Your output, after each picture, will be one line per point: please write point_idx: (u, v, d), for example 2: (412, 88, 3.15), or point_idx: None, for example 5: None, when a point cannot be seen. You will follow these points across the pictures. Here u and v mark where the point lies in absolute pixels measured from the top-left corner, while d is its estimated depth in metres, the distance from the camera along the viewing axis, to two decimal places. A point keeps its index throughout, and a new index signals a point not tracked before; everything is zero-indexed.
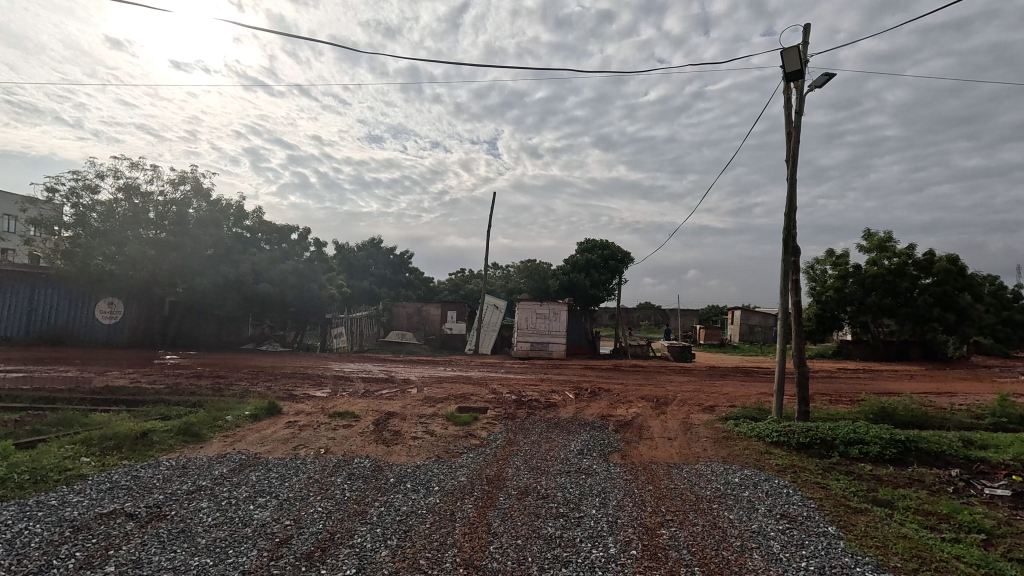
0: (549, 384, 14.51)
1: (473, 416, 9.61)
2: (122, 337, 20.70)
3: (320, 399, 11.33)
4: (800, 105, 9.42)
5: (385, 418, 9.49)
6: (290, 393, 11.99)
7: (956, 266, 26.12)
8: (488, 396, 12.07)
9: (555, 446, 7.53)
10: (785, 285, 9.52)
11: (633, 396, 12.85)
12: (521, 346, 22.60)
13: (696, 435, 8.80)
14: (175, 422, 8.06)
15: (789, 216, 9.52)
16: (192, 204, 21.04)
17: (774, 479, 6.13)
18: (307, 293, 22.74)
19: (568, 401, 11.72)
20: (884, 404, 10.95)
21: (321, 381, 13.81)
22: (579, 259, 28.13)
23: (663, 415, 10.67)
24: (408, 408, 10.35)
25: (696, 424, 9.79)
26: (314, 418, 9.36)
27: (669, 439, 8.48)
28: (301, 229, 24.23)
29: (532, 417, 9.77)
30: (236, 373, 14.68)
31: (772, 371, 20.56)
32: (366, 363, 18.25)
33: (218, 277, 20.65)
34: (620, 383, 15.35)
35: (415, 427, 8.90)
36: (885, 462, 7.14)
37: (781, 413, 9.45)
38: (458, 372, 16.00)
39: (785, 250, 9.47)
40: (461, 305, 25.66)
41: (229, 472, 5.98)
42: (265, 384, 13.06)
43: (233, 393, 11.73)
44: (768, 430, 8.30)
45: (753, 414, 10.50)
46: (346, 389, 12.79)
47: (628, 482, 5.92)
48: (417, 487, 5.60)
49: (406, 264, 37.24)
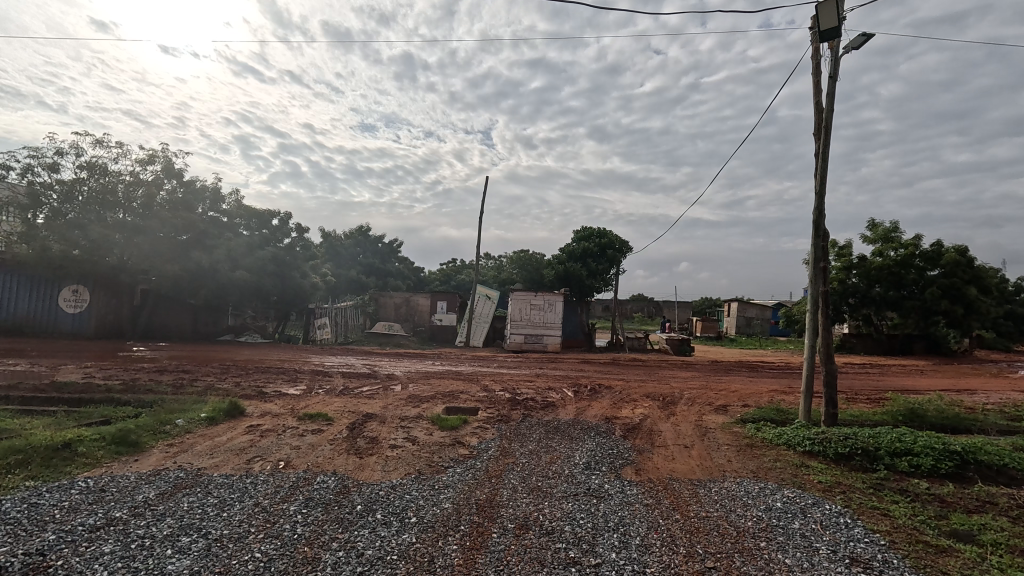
0: (545, 380, 13.44)
1: (462, 419, 8.48)
2: (88, 327, 19.28)
3: (293, 397, 10.18)
4: (835, 68, 8.35)
5: (361, 422, 8.34)
6: (260, 390, 10.81)
7: (964, 258, 25.33)
8: (479, 394, 10.95)
9: (557, 458, 6.45)
10: (814, 273, 8.47)
11: (637, 394, 11.80)
12: (514, 339, 21.54)
13: (715, 442, 7.73)
14: (110, 428, 6.86)
15: (820, 195, 8.48)
16: (163, 185, 19.69)
17: (825, 503, 5.06)
18: (286, 280, 21.46)
19: (567, 401, 10.63)
20: (913, 404, 10.02)
21: (296, 377, 12.62)
22: (575, 248, 27.06)
23: (673, 417, 9.63)
24: (388, 410, 9.21)
25: (711, 428, 8.75)
26: (281, 422, 8.21)
27: (686, 447, 7.43)
28: (282, 213, 22.90)
29: (529, 419, 8.68)
30: (204, 368, 13.43)
31: (776, 365, 19.66)
32: (350, 356, 17.07)
33: (190, 264, 19.25)
34: (622, 379, 14.31)
35: (395, 433, 7.76)
36: (940, 478, 6.16)
37: (808, 416, 8.43)
38: (447, 367, 14.88)
39: (814, 233, 8.43)
40: (452, 295, 24.39)
41: (155, 498, 4.79)
42: (234, 380, 11.87)
43: (195, 390, 10.52)
44: (798, 438, 7.27)
45: (772, 416, 9.50)
46: (322, 386, 11.62)
47: (649, 510, 4.83)
48: (389, 519, 4.46)
49: (394, 254, 36.01)
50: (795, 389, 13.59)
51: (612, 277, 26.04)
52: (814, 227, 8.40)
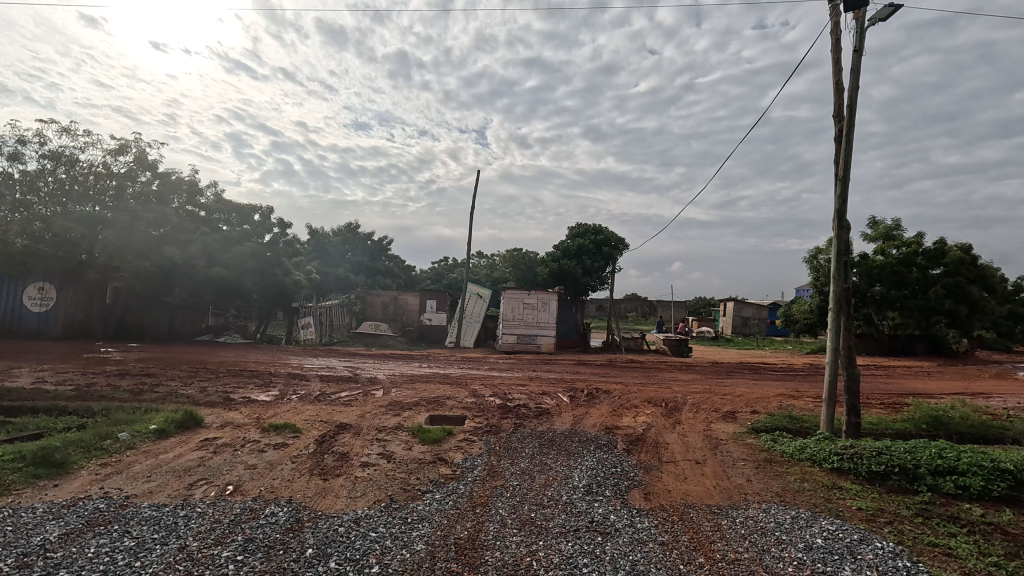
0: (539, 383, 12.59)
1: (446, 430, 7.60)
2: (55, 327, 18.23)
3: (261, 405, 9.26)
4: (859, 41, 7.54)
5: (333, 434, 7.43)
6: (227, 396, 9.89)
7: (967, 256, 24.70)
8: (466, 401, 10.06)
9: (553, 480, 5.56)
10: (837, 268, 7.64)
11: (638, 400, 10.98)
12: (506, 339, 20.69)
13: (728, 456, 6.90)
14: (36, 444, 5.93)
15: (844, 182, 7.70)
16: (137, 177, 18.67)
17: (874, 540, 4.23)
18: (267, 277, 20.45)
19: (562, 408, 9.76)
20: (936, 412, 9.24)
21: (270, 381, 11.68)
22: (570, 245, 26.21)
23: (679, 425, 8.81)
24: (363, 420, 8.29)
25: (722, 439, 7.93)
26: (240, 435, 7.26)
27: (698, 463, 6.58)
28: (264, 208, 21.88)
29: (519, 430, 7.83)
30: (171, 371, 12.45)
31: (779, 367, 18.91)
32: (332, 358, 16.15)
33: (162, 260, 18.12)
34: (619, 382, 13.47)
35: (369, 447, 6.87)
36: (992, 502, 5.37)
37: (829, 426, 7.61)
38: (434, 370, 13.98)
39: (837, 224, 7.64)
40: (442, 293, 23.45)
41: (55, 542, 3.86)
42: (201, 385, 10.90)
43: (153, 397, 9.53)
44: (825, 453, 6.47)
45: (787, 426, 8.69)
46: (297, 391, 10.68)
47: (666, 552, 3.96)
48: (343, 569, 3.56)
49: (384, 251, 35.04)
50: (802, 394, 12.81)
51: (607, 274, 25.26)
52: (837, 218, 7.62)
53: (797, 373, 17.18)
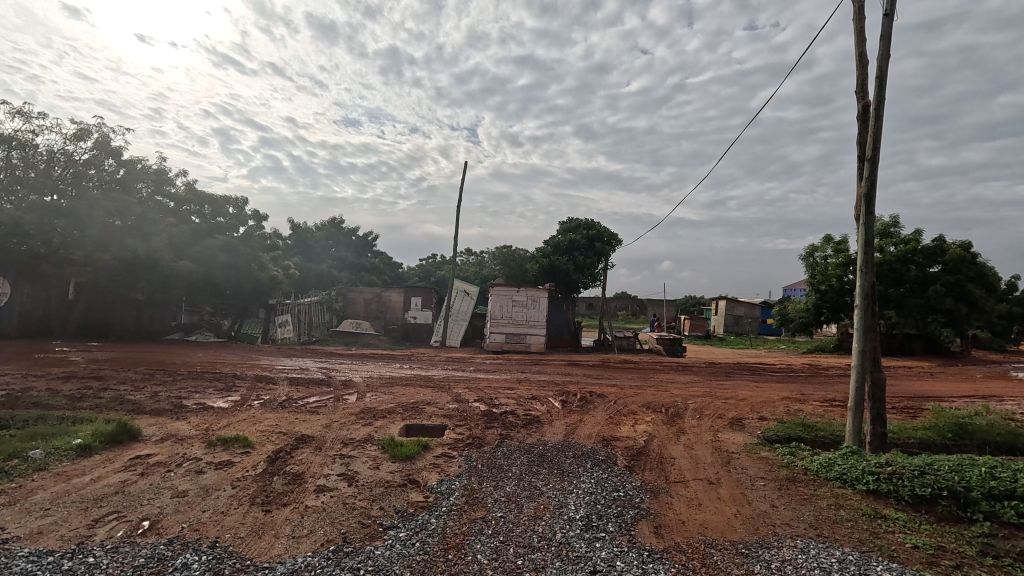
0: (528, 386, 11.69)
1: (420, 443, 6.64)
2: (9, 324, 16.94)
3: (216, 413, 8.21)
4: (890, 4, 6.69)
5: (291, 449, 6.43)
6: (179, 403, 8.80)
7: (967, 253, 24.18)
8: (447, 407, 9.08)
9: (545, 512, 4.61)
10: (865, 260, 6.73)
11: (636, 405, 10.10)
12: (494, 339, 19.73)
13: (744, 475, 6.00)
14: None
15: (874, 161, 6.77)
16: (100, 163, 17.46)
17: None
18: (239, 272, 19.30)
19: (553, 416, 8.80)
20: (961, 419, 8.49)
21: (232, 385, 10.57)
22: (561, 240, 25.28)
23: (684, 435, 7.93)
24: (328, 431, 7.27)
25: (733, 452, 7.05)
26: (178, 452, 6.21)
27: (711, 484, 5.68)
28: (239, 199, 20.69)
29: (506, 443, 6.89)
30: (124, 373, 11.30)
31: (778, 367, 18.15)
32: (307, 358, 15.06)
33: (124, 253, 16.83)
34: (614, 385, 12.57)
35: (329, 465, 5.87)
36: None
37: (854, 439, 6.77)
38: (415, 371, 12.97)
39: (865, 210, 6.76)
40: (427, 290, 22.36)
41: None
42: (153, 389, 9.80)
43: (92, 404, 8.42)
44: (857, 471, 5.62)
45: (802, 437, 7.87)
46: (260, 396, 9.62)
47: None
48: None
49: (369, 247, 33.90)
50: (809, 398, 12.01)
51: (600, 271, 24.40)
52: (865, 204, 6.75)
53: (798, 374, 16.44)
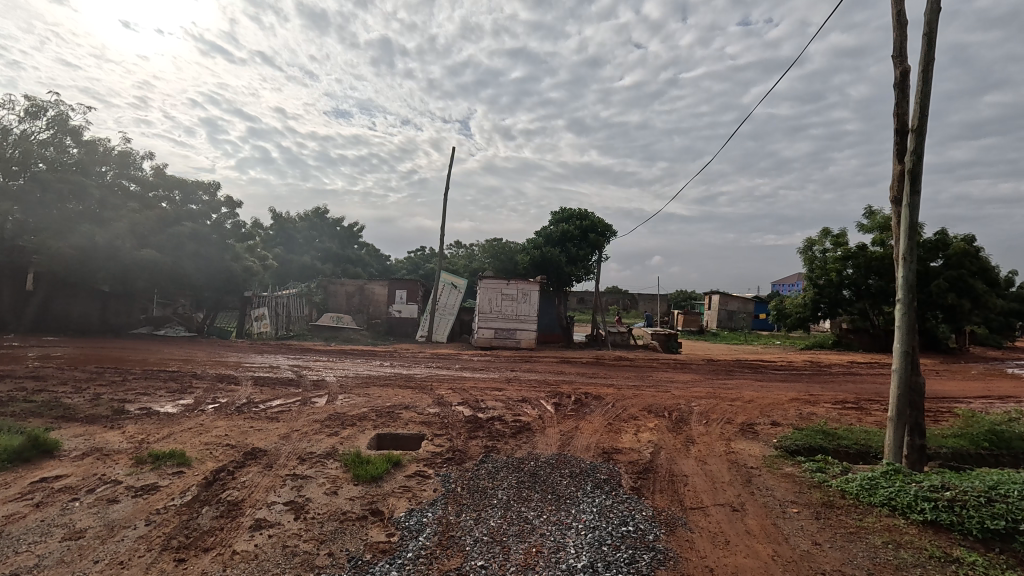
0: (518, 386, 10.74)
1: (389, 458, 5.66)
2: None
3: (159, 420, 7.13)
4: None
5: (233, 468, 5.37)
6: (120, 408, 7.70)
7: (970, 248, 23.58)
8: (427, 412, 8.08)
9: (538, 558, 3.65)
10: (909, 248, 5.78)
11: (635, 409, 9.22)
12: (483, 334, 18.75)
13: (771, 498, 5.08)
14: None
15: (919, 132, 5.81)
16: (56, 144, 16.20)
17: None
18: (211, 262, 18.24)
19: (546, 423, 7.81)
20: (995, 426, 7.68)
21: (189, 386, 9.47)
22: (553, 231, 24.32)
23: (693, 445, 7.03)
24: (285, 444, 6.24)
25: (752, 466, 6.14)
26: (96, 473, 5.12)
27: (735, 512, 4.76)
28: (212, 184, 19.45)
29: (491, 458, 5.92)
30: (68, 373, 10.11)
31: (779, 365, 17.36)
32: (280, 355, 13.96)
33: (80, 240, 15.51)
34: (611, 386, 11.65)
35: (275, 491, 4.83)
36: None
37: (892, 454, 5.87)
38: (395, 370, 11.97)
39: (909, 189, 5.81)
40: (413, 283, 21.33)
41: None
42: (95, 392, 8.68)
43: (16, 410, 7.27)
44: (909, 496, 4.72)
45: (825, 449, 7.02)
46: (217, 399, 8.54)
47: None
48: None
49: (355, 238, 32.69)
50: (819, 399, 11.18)
51: (594, 263, 23.37)
52: (910, 182, 5.79)
53: (802, 373, 15.63)
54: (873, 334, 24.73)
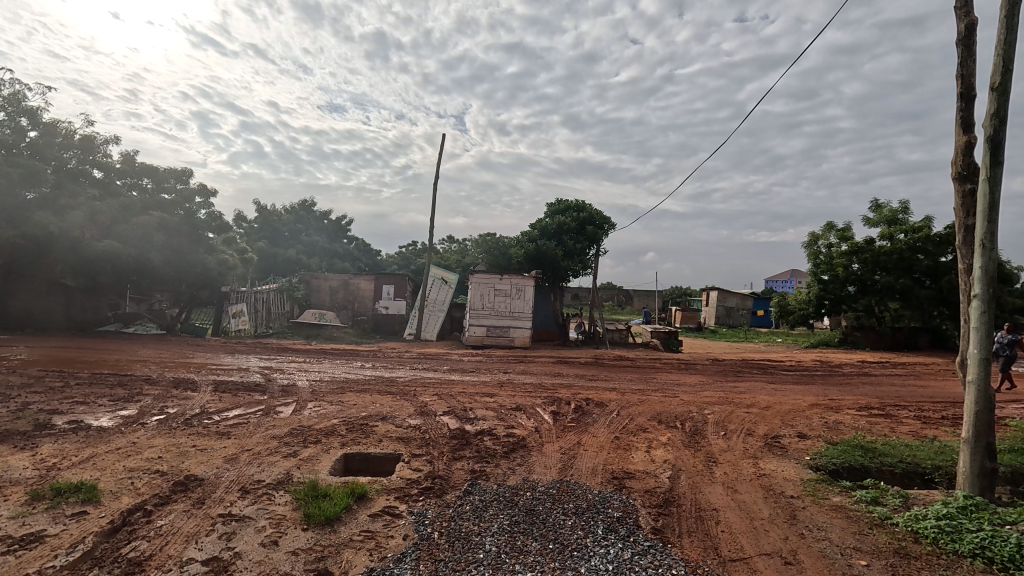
0: (511, 391, 9.69)
1: (351, 489, 4.58)
2: None
3: (85, 438, 5.99)
4: None
5: (152, 507, 4.24)
6: (45, 422, 6.57)
7: None
8: (407, 424, 7.00)
9: None
10: (988, 233, 4.74)
11: (642, 418, 8.20)
12: (474, 332, 17.70)
13: (829, 545, 4.05)
14: None
15: (1001, 91, 4.76)
16: (9, 127, 14.94)
17: None
18: (184, 254, 17.07)
19: (544, 438, 6.76)
20: None
21: (139, 392, 8.34)
22: (548, 225, 23.25)
23: (717, 466, 6.01)
24: (229, 469, 5.13)
25: (793, 496, 5.10)
26: None
27: (790, 567, 3.72)
28: (185, 172, 18.21)
29: (479, 487, 4.86)
30: (4, 378, 8.93)
31: (789, 366, 16.35)
32: (253, 356, 12.81)
33: (34, 231, 14.23)
34: (614, 390, 10.62)
35: (196, 542, 3.72)
36: None
37: (966, 485, 4.83)
38: (376, 373, 10.83)
39: (989, 162, 4.77)
40: (400, 278, 20.21)
41: None
42: (26, 401, 7.54)
43: None
44: (1010, 545, 3.69)
45: (869, 471, 6.00)
46: (166, 409, 7.41)
47: None
48: None
49: (343, 232, 31.46)
50: (842, 405, 10.17)
51: (592, 257, 22.32)
52: (988, 153, 4.75)
53: (815, 375, 14.66)
54: (879, 332, 23.79)
